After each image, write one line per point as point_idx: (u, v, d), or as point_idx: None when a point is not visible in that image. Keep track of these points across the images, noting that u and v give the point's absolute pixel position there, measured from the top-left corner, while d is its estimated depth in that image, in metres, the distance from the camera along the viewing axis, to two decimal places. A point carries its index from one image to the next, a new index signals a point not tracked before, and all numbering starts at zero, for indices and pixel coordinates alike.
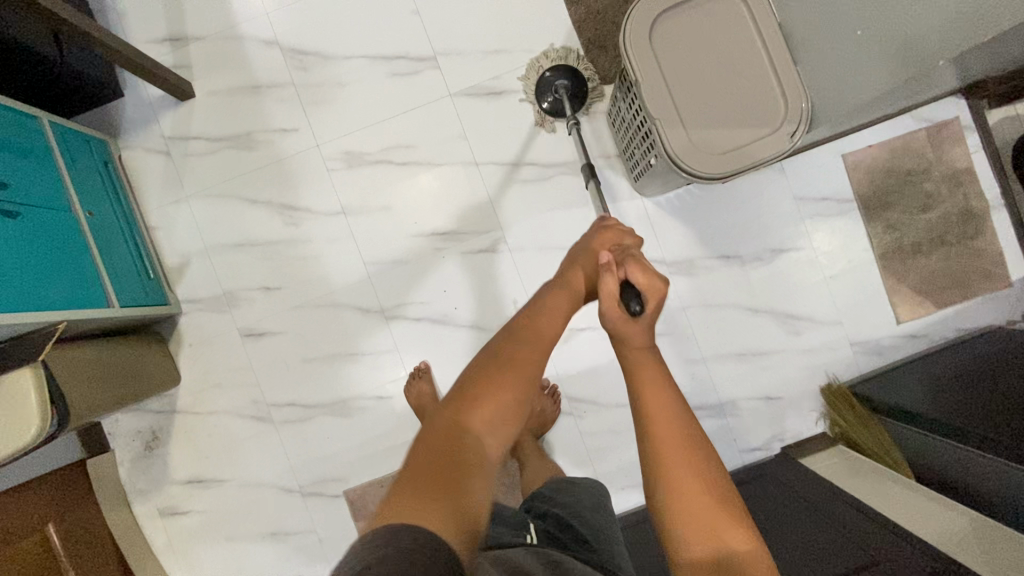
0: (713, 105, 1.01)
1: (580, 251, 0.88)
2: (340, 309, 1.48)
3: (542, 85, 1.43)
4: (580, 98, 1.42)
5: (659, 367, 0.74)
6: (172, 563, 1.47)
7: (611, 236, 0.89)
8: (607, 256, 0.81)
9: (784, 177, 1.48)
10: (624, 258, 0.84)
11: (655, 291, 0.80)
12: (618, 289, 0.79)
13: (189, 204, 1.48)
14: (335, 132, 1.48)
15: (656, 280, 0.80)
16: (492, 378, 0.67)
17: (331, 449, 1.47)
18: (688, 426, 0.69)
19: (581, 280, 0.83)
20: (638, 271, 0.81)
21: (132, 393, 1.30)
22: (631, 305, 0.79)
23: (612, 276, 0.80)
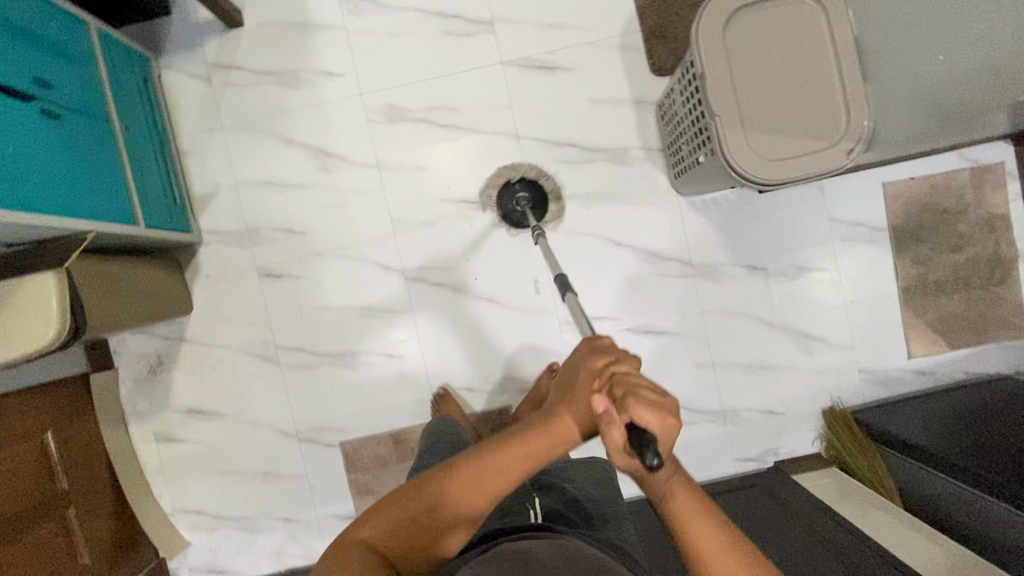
0: (777, 111, 1.00)
1: (570, 390, 0.68)
2: (361, 262, 1.47)
3: (504, 195, 1.45)
4: (541, 210, 1.45)
5: (688, 489, 0.64)
6: (162, 487, 1.49)
7: (602, 357, 0.67)
8: (601, 404, 0.61)
9: (822, 196, 1.47)
10: (624, 389, 0.60)
11: (668, 434, 0.58)
12: (626, 443, 0.59)
13: (223, 134, 1.46)
14: (381, 83, 1.45)
15: (666, 415, 0.57)
16: (463, 484, 0.67)
17: (333, 399, 1.48)
18: (726, 532, 0.62)
19: (574, 427, 0.67)
20: (644, 411, 0.57)
21: (147, 314, 1.30)
22: (645, 460, 0.56)
23: (615, 428, 0.60)
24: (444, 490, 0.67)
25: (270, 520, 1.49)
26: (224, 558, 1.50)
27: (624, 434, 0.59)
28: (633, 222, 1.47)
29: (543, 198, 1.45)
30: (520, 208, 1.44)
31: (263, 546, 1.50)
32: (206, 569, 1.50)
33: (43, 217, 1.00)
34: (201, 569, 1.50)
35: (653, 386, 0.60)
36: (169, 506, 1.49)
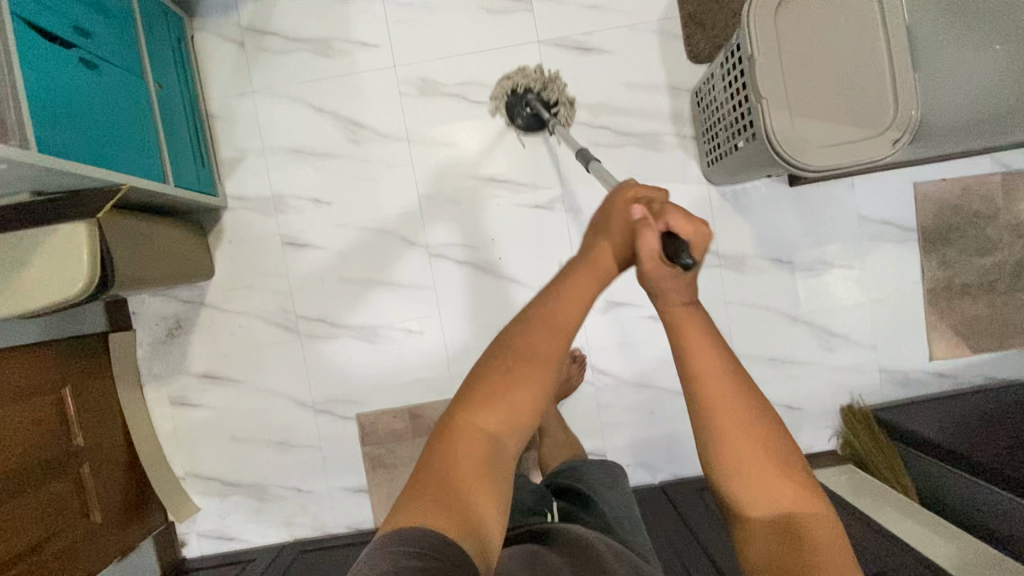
0: (823, 98, 0.99)
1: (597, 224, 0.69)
2: (386, 235, 1.47)
3: (513, 96, 1.40)
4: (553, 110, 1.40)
5: (716, 353, 0.61)
6: (175, 451, 1.48)
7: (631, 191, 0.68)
8: (638, 209, 0.64)
9: (852, 193, 1.46)
10: (659, 205, 0.64)
11: (702, 237, 0.62)
12: (658, 247, 0.62)
13: (254, 100, 1.45)
14: (415, 56, 1.44)
15: (699, 222, 0.62)
16: (508, 370, 0.62)
17: (351, 372, 1.48)
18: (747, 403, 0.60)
19: (608, 256, 0.66)
20: (678, 218, 0.62)
21: (170, 274, 1.29)
22: (681, 261, 0.61)
23: (651, 232, 0.63)
24: (489, 384, 0.62)
25: (281, 489, 1.49)
26: (233, 525, 1.50)
27: (659, 241, 0.62)
28: None
29: (554, 94, 1.39)
30: (533, 108, 1.38)
31: (273, 516, 1.50)
32: (216, 535, 1.50)
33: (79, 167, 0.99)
34: (210, 535, 1.50)
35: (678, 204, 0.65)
36: (181, 471, 1.49)
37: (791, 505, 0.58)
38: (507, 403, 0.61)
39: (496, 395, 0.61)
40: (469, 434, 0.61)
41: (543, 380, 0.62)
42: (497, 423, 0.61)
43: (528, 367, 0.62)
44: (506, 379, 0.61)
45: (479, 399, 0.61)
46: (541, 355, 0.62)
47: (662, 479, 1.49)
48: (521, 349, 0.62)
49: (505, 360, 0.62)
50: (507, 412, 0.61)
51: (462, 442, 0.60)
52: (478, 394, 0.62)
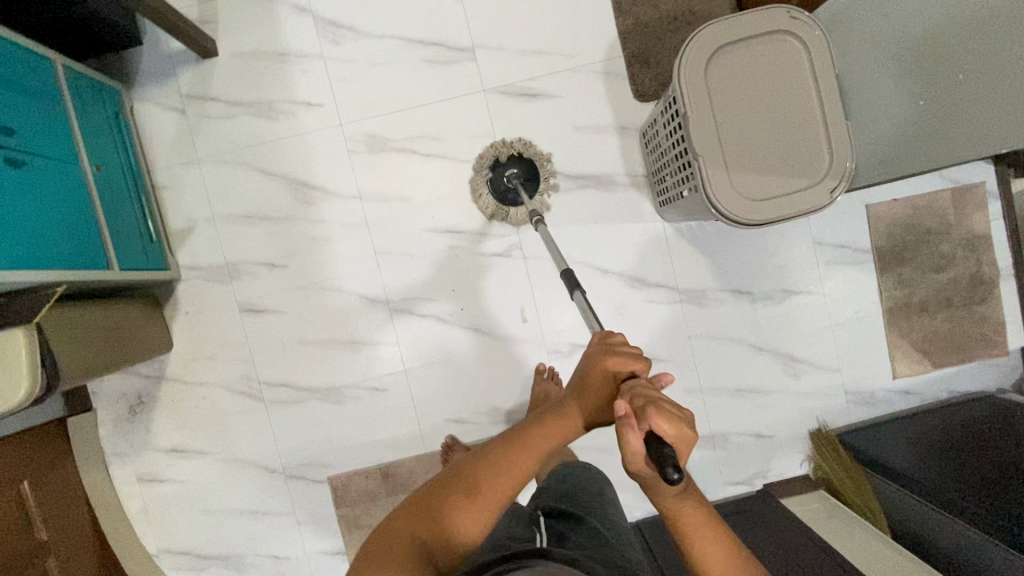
0: (759, 151, 0.99)
1: (588, 383, 0.79)
2: (345, 295, 1.45)
3: (494, 172, 1.42)
4: (532, 183, 1.43)
5: (706, 523, 0.73)
6: (144, 529, 1.46)
7: (622, 361, 0.79)
8: (622, 407, 0.69)
9: (806, 220, 1.47)
10: (644, 401, 0.70)
11: (685, 441, 0.67)
12: (644, 450, 0.68)
13: (200, 167, 1.43)
14: (361, 112, 1.43)
15: (685, 429, 0.67)
16: (487, 472, 0.70)
17: (320, 434, 1.46)
18: (725, 546, 0.73)
19: (585, 415, 0.78)
20: (664, 422, 0.66)
21: (128, 355, 1.27)
22: (666, 472, 0.61)
23: (634, 434, 0.68)
24: (473, 477, 0.70)
25: (258, 558, 1.47)
26: None
27: (644, 446, 0.68)
28: (617, 249, 1.46)
29: (534, 178, 1.42)
30: (511, 184, 1.41)
31: None
32: None
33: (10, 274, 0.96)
34: None
35: (671, 400, 0.70)
36: (153, 548, 1.46)
37: None
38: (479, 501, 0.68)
39: (474, 489, 0.69)
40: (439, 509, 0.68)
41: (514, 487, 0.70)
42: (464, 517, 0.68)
43: (502, 477, 0.70)
44: (487, 483, 0.69)
45: (458, 493, 0.69)
46: (520, 469, 0.71)
47: (639, 516, 1.50)
48: (502, 465, 0.70)
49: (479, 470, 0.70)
50: (481, 512, 0.68)
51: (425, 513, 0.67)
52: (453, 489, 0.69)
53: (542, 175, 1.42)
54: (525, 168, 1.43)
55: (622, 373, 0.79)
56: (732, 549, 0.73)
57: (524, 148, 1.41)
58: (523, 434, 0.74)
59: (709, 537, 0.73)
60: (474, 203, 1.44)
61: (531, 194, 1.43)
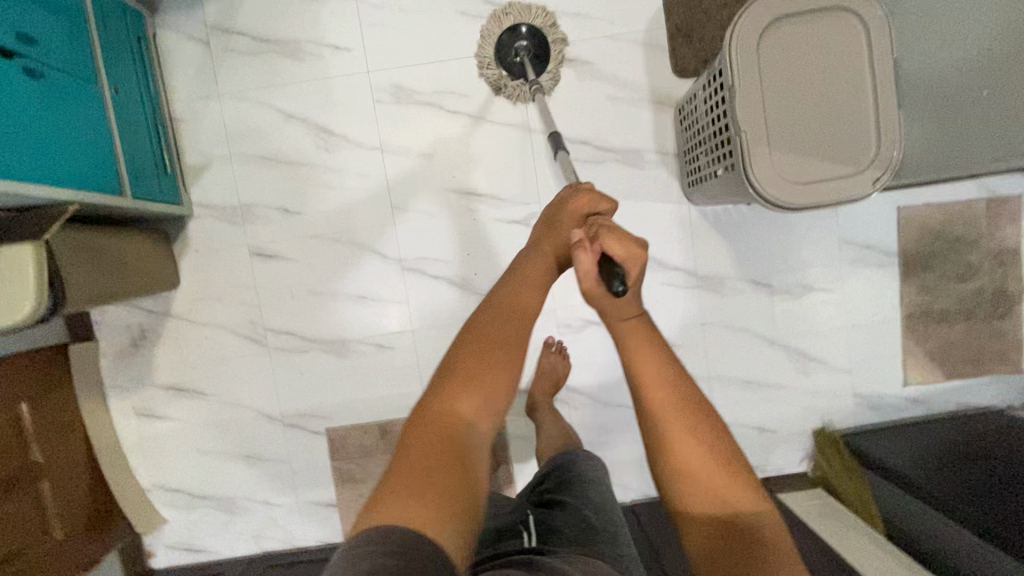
0: (804, 132, 0.95)
1: (553, 221, 0.78)
2: (358, 247, 1.42)
3: (506, 36, 1.34)
4: (541, 56, 1.35)
5: (659, 359, 0.64)
6: (140, 463, 1.46)
7: (585, 195, 0.78)
8: (577, 235, 0.71)
9: (834, 216, 1.44)
10: (595, 229, 0.72)
11: (635, 262, 0.67)
12: (593, 270, 0.69)
13: (220, 103, 1.39)
14: (390, 61, 1.38)
15: (635, 246, 0.68)
16: (483, 352, 0.64)
17: (321, 386, 1.45)
18: (675, 386, 0.62)
19: (552, 255, 0.75)
20: (614, 243, 0.68)
21: (135, 286, 1.25)
22: (613, 286, 0.67)
23: (585, 255, 0.69)
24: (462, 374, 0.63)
25: (250, 502, 1.48)
26: (200, 537, 1.49)
27: (597, 266, 0.69)
28: (639, 227, 1.43)
29: (541, 37, 1.34)
30: (518, 57, 1.35)
31: (242, 529, 1.49)
32: (183, 547, 1.49)
33: (28, 187, 0.94)
34: (178, 546, 1.49)
35: (621, 228, 0.72)
36: (147, 482, 1.47)
37: (736, 509, 0.58)
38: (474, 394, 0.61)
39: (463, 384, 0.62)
40: (441, 424, 0.59)
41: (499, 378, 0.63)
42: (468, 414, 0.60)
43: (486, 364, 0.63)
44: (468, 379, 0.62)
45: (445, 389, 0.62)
46: (496, 360, 0.64)
47: (633, 497, 1.50)
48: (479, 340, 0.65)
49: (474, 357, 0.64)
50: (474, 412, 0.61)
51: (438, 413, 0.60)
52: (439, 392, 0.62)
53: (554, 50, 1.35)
54: (538, 33, 1.34)
55: (582, 212, 0.78)
56: (677, 379, 0.62)
57: (527, 11, 1.33)
58: (490, 295, 0.71)
59: (658, 363, 0.63)
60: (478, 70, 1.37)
61: (540, 68, 1.36)
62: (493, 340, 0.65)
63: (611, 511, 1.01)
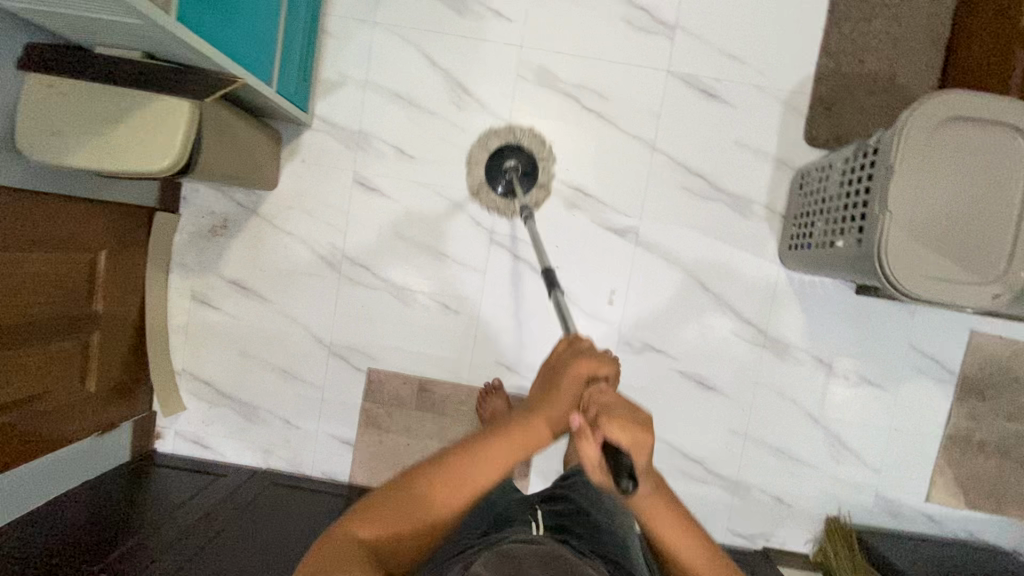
0: (943, 232, 0.98)
1: (552, 390, 0.74)
2: (456, 207, 1.44)
3: (495, 160, 1.41)
4: (528, 180, 1.42)
5: (676, 513, 0.73)
6: (180, 345, 1.46)
7: (586, 359, 0.75)
8: (575, 419, 0.67)
9: (910, 320, 1.46)
10: (597, 407, 0.66)
11: (640, 446, 0.62)
12: (599, 461, 0.65)
13: (372, 30, 1.41)
14: (544, 43, 1.41)
15: (639, 432, 0.62)
16: (446, 478, 0.67)
17: (378, 327, 1.46)
18: (684, 521, 0.73)
19: (545, 424, 0.72)
20: (615, 428, 0.62)
21: (239, 174, 1.26)
22: (620, 482, 0.65)
23: (588, 444, 0.65)
24: (393, 497, 0.66)
25: (271, 416, 1.47)
26: (211, 435, 1.48)
27: (600, 452, 0.65)
28: (725, 272, 1.44)
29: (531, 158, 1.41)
30: (507, 175, 1.41)
31: (254, 440, 1.48)
32: (192, 439, 1.48)
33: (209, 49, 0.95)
34: (187, 437, 1.48)
35: (626, 403, 0.66)
36: (179, 366, 1.46)
37: None
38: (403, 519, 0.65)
39: (394, 502, 0.66)
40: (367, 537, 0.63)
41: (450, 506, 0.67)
42: (397, 537, 0.65)
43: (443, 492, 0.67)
44: (415, 500, 0.66)
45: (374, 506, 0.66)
46: (457, 492, 0.67)
47: None
48: (451, 468, 0.68)
49: (407, 492, 0.66)
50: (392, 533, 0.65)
51: (381, 512, 0.65)
52: (375, 508, 0.65)
53: (541, 168, 1.42)
54: (525, 158, 1.41)
55: (584, 377, 0.74)
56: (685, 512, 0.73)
57: (517, 135, 1.41)
58: (477, 436, 0.71)
59: (670, 513, 0.72)
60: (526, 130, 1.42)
61: (527, 189, 1.43)
62: (462, 485, 0.67)
63: (621, 518, 1.02)
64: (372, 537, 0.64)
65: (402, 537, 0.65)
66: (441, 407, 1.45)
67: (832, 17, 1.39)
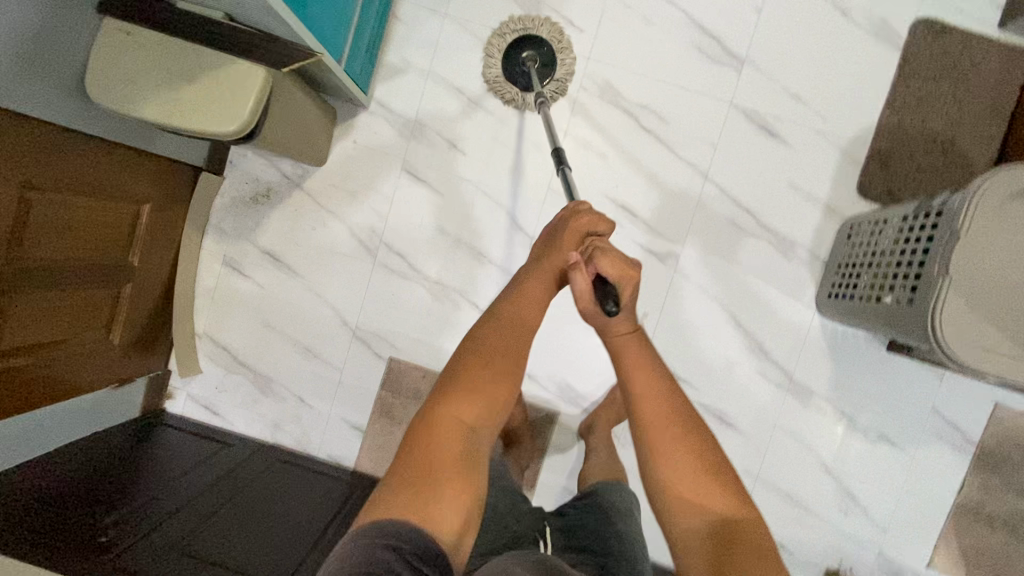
0: (1001, 304, 0.98)
1: (554, 244, 0.90)
2: (500, 207, 1.43)
3: (511, 51, 1.37)
4: (547, 69, 1.38)
5: (656, 377, 0.75)
6: (204, 307, 1.44)
7: (582, 221, 0.91)
8: (574, 257, 0.86)
9: (936, 385, 1.45)
10: (592, 249, 0.87)
11: (627, 276, 0.85)
12: (588, 289, 0.85)
13: (443, 22, 1.40)
14: (612, 58, 1.41)
15: (628, 267, 0.84)
16: (496, 352, 0.76)
17: (405, 316, 1.44)
18: (664, 388, 0.74)
19: (549, 272, 0.87)
20: (608, 261, 0.85)
21: (290, 145, 1.24)
22: (606, 305, 0.81)
23: (582, 275, 0.85)
24: (457, 381, 0.72)
25: (285, 392, 1.46)
26: (222, 402, 1.46)
27: (588, 282, 0.85)
28: (759, 311, 1.43)
29: (546, 47, 1.37)
30: (526, 68, 1.37)
31: (264, 414, 1.46)
32: (203, 404, 1.46)
33: (297, 25, 0.93)
34: (198, 401, 1.46)
35: (615, 249, 0.86)
36: (201, 329, 1.45)
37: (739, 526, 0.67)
38: (476, 395, 0.72)
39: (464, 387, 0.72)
40: (451, 418, 0.69)
41: (508, 381, 0.75)
42: (473, 416, 0.71)
43: (493, 365, 0.74)
44: (475, 379, 0.73)
45: (447, 389, 0.72)
46: (501, 365, 0.75)
47: None
48: (493, 342, 0.76)
49: (470, 375, 0.73)
50: (470, 411, 0.71)
51: (453, 394, 0.71)
52: (445, 387, 0.72)
53: (558, 58, 1.37)
54: (541, 46, 1.37)
55: (583, 231, 0.90)
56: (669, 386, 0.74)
57: (530, 24, 1.36)
58: (495, 305, 0.82)
59: (652, 372, 0.75)
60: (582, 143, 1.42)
61: (546, 78, 1.38)
62: (510, 350, 0.76)
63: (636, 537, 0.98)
64: (456, 419, 0.69)
65: (477, 418, 0.71)
66: None
67: (900, 71, 1.38)
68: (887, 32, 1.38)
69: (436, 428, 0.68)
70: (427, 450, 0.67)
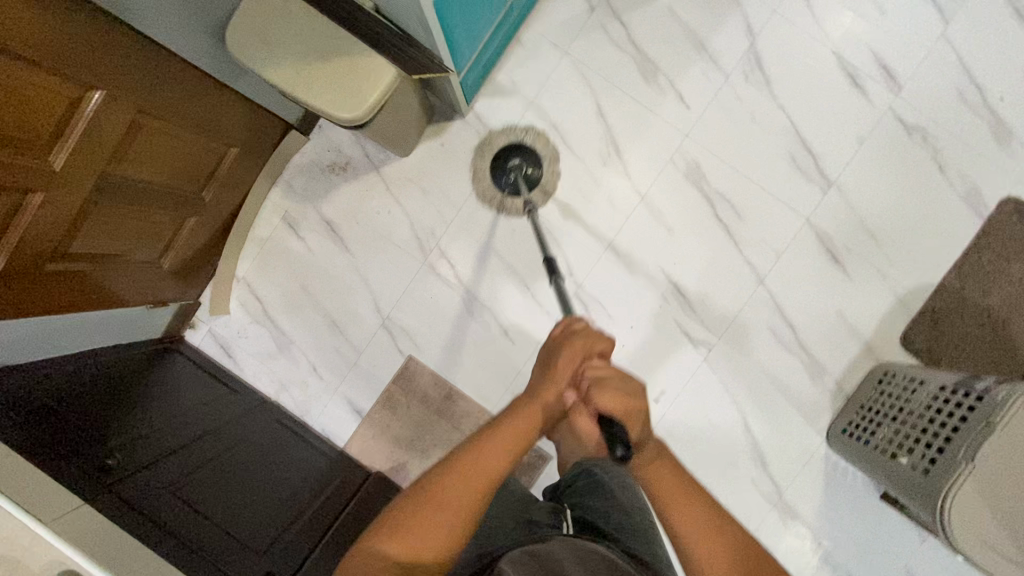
0: (1012, 506, 1.00)
1: (551, 367, 0.86)
2: (557, 246, 1.46)
3: (495, 172, 1.43)
4: (534, 177, 1.44)
5: (677, 479, 0.79)
6: (251, 252, 1.48)
7: (578, 342, 0.86)
8: (574, 390, 0.83)
9: (919, 547, 1.42)
10: (594, 380, 0.83)
11: (632, 413, 0.81)
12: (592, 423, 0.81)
13: (560, 60, 1.45)
14: (707, 141, 1.43)
15: (631, 403, 0.81)
16: (482, 460, 0.74)
17: (433, 319, 1.46)
18: (687, 487, 0.78)
19: (546, 402, 0.83)
20: (610, 397, 0.80)
21: (385, 134, 1.27)
22: (614, 449, 0.79)
23: None
24: (439, 482, 0.72)
25: (300, 356, 1.48)
26: (238, 346, 1.49)
27: (593, 420, 0.82)
28: (770, 421, 1.45)
29: (533, 157, 1.44)
30: (513, 176, 1.42)
31: (274, 370, 1.49)
32: (220, 342, 1.50)
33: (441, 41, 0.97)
34: (217, 338, 1.50)
35: (620, 378, 0.83)
36: (241, 273, 1.48)
37: None
38: (451, 503, 0.70)
39: (445, 492, 0.71)
40: (416, 534, 0.68)
41: (490, 488, 0.73)
42: (450, 528, 0.69)
43: (478, 472, 0.73)
44: (458, 478, 0.72)
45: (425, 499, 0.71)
46: (493, 469, 0.74)
47: None
48: (484, 450, 0.75)
49: (451, 482, 0.72)
50: (441, 523, 0.69)
51: (433, 493, 0.71)
52: (424, 495, 0.71)
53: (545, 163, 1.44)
54: (528, 152, 1.44)
55: (586, 350, 0.86)
56: (693, 487, 0.78)
57: (518, 135, 1.44)
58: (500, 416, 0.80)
59: (671, 472, 0.79)
60: (653, 210, 1.45)
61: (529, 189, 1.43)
62: (493, 463, 0.74)
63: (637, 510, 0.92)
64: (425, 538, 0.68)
65: (458, 524, 0.70)
66: (455, 421, 1.44)
67: (976, 239, 1.39)
68: (976, 199, 1.40)
69: (417, 516, 0.69)
70: (396, 549, 0.67)
